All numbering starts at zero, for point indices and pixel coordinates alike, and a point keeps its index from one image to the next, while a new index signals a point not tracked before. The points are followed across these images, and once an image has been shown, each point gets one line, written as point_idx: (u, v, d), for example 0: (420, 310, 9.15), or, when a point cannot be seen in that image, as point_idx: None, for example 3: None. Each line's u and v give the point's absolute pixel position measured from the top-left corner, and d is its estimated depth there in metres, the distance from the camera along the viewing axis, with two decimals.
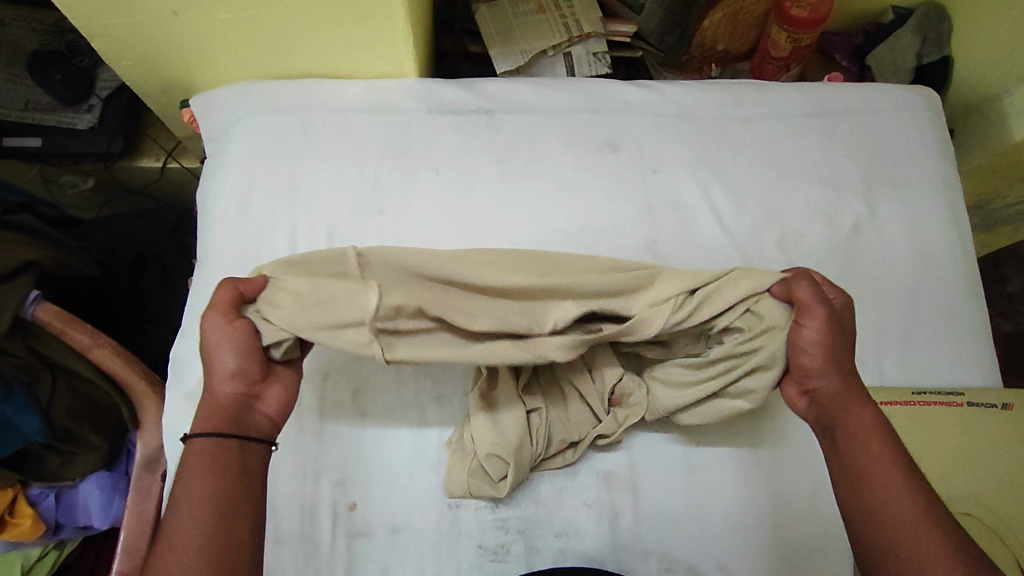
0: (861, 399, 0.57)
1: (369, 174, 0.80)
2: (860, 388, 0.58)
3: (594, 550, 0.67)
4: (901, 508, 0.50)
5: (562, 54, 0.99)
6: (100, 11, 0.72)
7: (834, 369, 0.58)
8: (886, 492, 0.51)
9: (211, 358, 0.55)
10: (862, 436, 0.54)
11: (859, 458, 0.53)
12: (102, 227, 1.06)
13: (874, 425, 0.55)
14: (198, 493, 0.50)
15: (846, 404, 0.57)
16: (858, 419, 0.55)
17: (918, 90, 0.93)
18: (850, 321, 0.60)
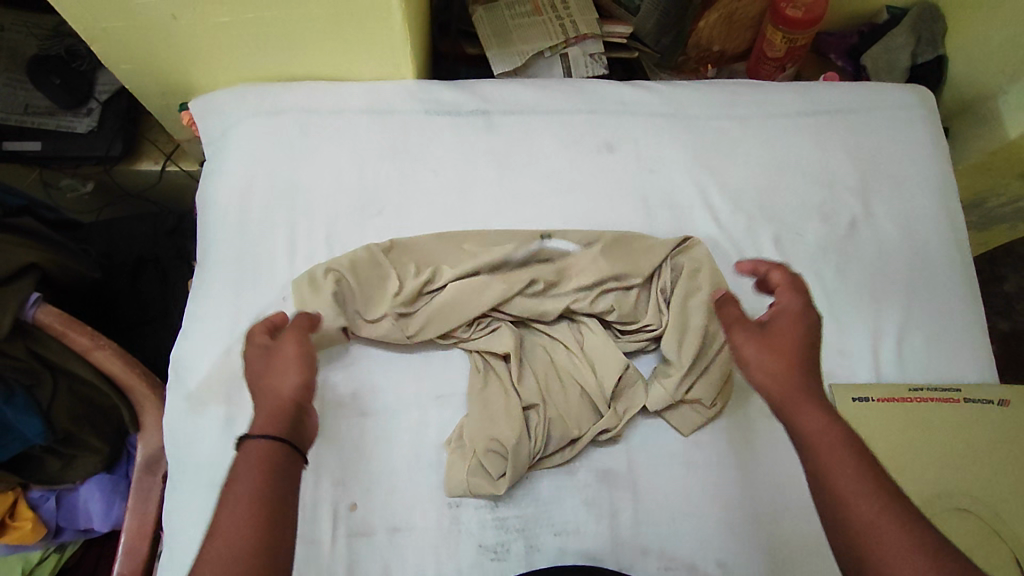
0: (806, 396, 0.54)
1: (368, 175, 0.81)
2: (811, 389, 0.55)
3: (594, 548, 0.67)
4: (862, 509, 0.47)
5: (559, 55, 1.00)
6: (100, 14, 0.73)
7: (777, 375, 0.56)
8: (845, 491, 0.48)
9: (278, 370, 0.59)
10: (812, 437, 0.52)
11: (813, 463, 0.51)
12: (102, 230, 1.06)
13: (822, 422, 0.52)
14: (238, 497, 0.49)
15: (794, 404, 0.54)
16: (805, 419, 0.53)
17: (913, 88, 0.93)
18: (788, 325, 0.60)
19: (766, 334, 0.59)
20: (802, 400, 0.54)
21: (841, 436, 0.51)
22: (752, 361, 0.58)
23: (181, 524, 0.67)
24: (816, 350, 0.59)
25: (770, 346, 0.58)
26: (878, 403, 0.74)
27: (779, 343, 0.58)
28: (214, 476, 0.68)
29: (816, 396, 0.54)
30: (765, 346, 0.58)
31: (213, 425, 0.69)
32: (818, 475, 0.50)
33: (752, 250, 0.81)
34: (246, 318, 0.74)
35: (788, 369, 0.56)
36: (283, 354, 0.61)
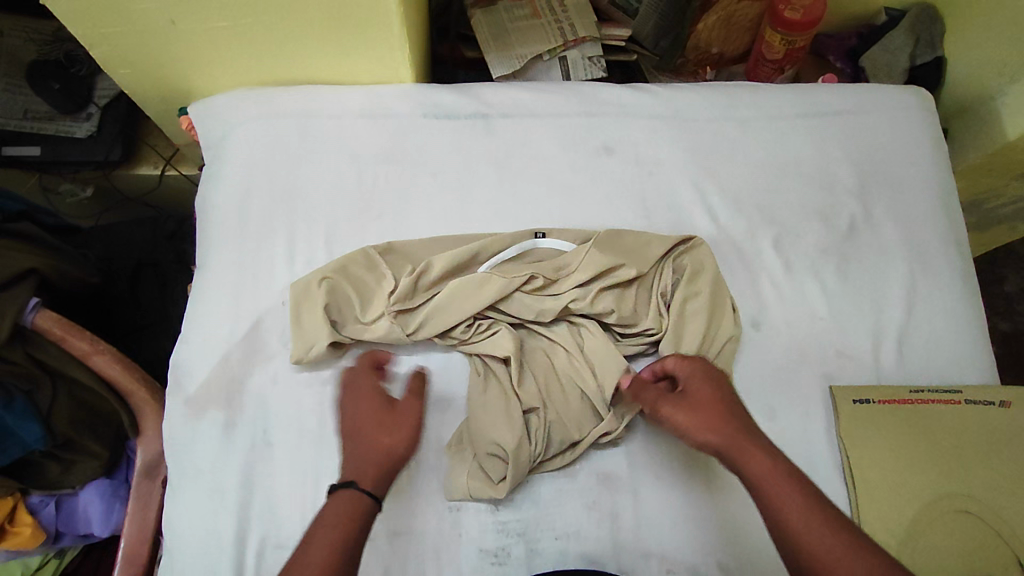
0: (751, 448, 0.57)
1: (367, 179, 0.81)
2: (750, 443, 0.57)
3: (595, 551, 0.66)
4: (830, 551, 0.50)
5: (557, 58, 1.00)
6: (99, 19, 0.73)
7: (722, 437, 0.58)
8: (810, 538, 0.51)
9: (386, 424, 0.60)
10: (766, 488, 0.54)
11: (775, 515, 0.53)
12: (102, 236, 1.07)
13: (773, 471, 0.55)
14: (328, 546, 0.52)
15: (742, 456, 0.56)
16: (759, 471, 0.55)
17: (912, 90, 0.93)
18: (702, 387, 0.62)
19: (690, 395, 0.61)
20: (747, 450, 0.57)
21: (790, 480, 0.55)
22: (689, 428, 0.59)
23: (181, 529, 0.67)
24: (736, 397, 0.62)
25: (701, 408, 0.59)
26: (878, 405, 0.74)
27: (706, 403, 0.60)
28: (215, 481, 0.68)
29: (757, 444, 0.57)
30: (693, 409, 0.60)
31: (213, 429, 0.69)
32: (782, 526, 0.53)
33: (752, 253, 0.81)
34: (246, 322, 0.73)
35: (726, 424, 0.58)
36: (399, 407, 0.61)
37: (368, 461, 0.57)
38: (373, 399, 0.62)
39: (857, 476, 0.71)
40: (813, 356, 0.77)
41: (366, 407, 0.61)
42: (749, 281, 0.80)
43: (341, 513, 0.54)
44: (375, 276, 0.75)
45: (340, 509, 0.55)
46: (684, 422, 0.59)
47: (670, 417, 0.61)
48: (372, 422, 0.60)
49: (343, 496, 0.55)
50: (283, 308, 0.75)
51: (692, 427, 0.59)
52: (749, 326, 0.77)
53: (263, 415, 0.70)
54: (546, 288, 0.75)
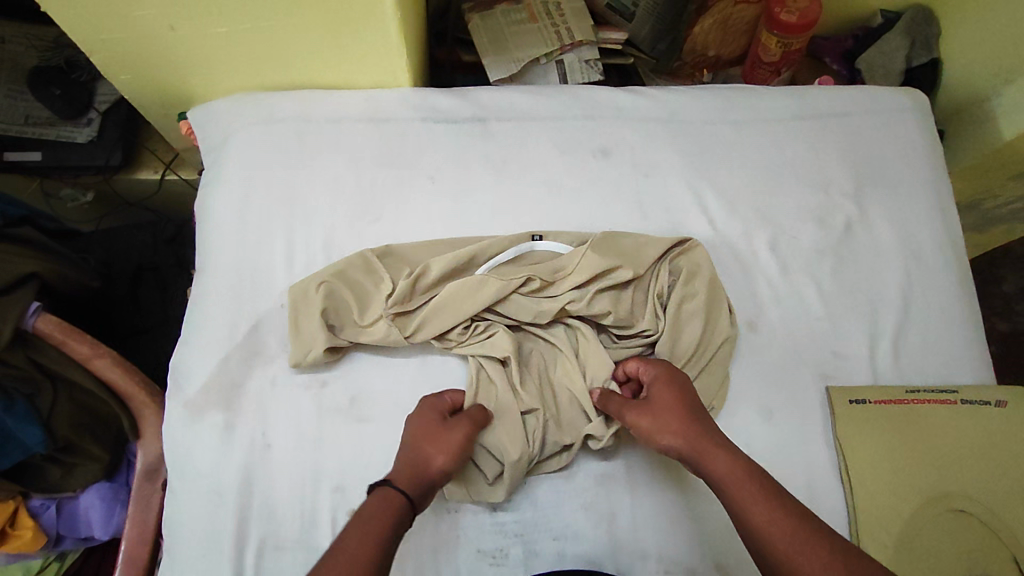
0: (709, 447, 0.59)
1: (365, 182, 0.81)
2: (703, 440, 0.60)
3: (592, 552, 0.67)
4: (783, 540, 0.52)
5: (554, 62, 1.00)
6: (99, 26, 0.73)
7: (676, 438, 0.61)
8: (765, 529, 0.53)
9: (437, 441, 0.63)
10: (722, 484, 0.57)
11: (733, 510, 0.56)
12: (102, 240, 1.06)
13: (731, 466, 0.57)
14: (366, 535, 0.52)
15: (703, 455, 0.59)
16: (716, 469, 0.58)
17: (907, 91, 0.93)
18: (661, 391, 0.65)
19: (650, 402, 0.65)
20: (706, 449, 0.59)
21: (746, 472, 0.57)
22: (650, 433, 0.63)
23: (181, 531, 0.67)
24: (698, 400, 0.65)
25: (659, 411, 0.63)
26: (875, 405, 0.74)
27: (666, 407, 0.64)
28: (214, 483, 0.68)
29: (714, 442, 0.60)
30: (656, 414, 0.63)
31: (212, 432, 0.70)
32: (741, 521, 0.55)
33: (748, 254, 0.82)
34: (244, 325, 0.74)
35: (686, 427, 0.61)
36: (450, 430, 0.64)
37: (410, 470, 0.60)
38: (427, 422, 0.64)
39: (854, 476, 0.72)
40: (809, 356, 0.77)
41: (418, 427, 0.64)
42: (746, 283, 0.80)
43: (378, 507, 0.55)
44: (372, 279, 0.75)
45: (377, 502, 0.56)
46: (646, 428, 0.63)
47: (631, 422, 0.64)
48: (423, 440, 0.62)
49: (383, 493, 0.56)
50: (282, 311, 0.75)
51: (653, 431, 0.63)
52: (745, 327, 0.78)
53: (262, 418, 0.70)
54: (543, 290, 0.75)
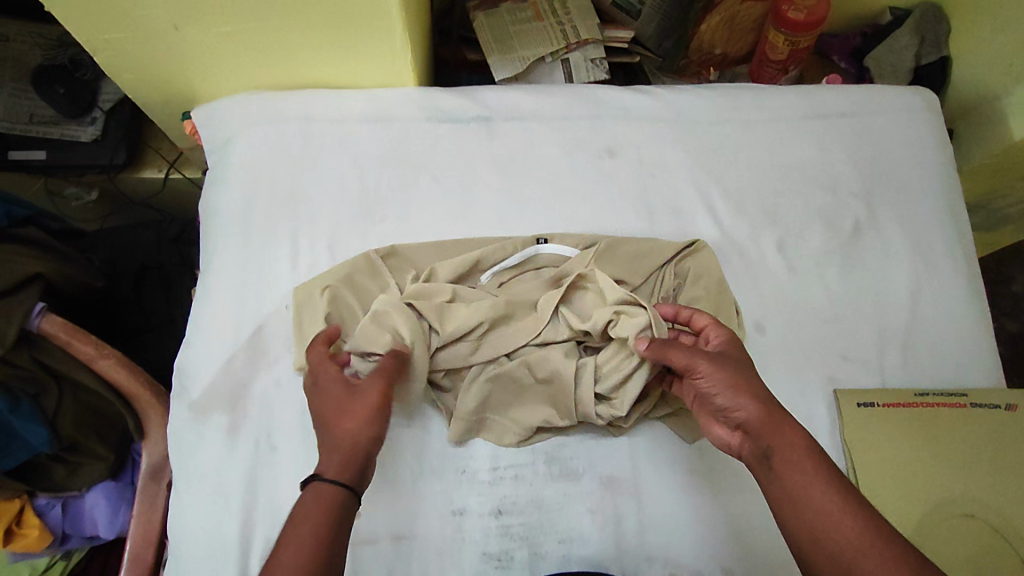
0: (784, 420, 0.56)
1: (369, 182, 0.81)
2: (779, 408, 0.57)
3: (598, 555, 0.66)
4: (845, 526, 0.50)
5: (560, 60, 1.00)
6: (103, 25, 0.73)
7: (750, 396, 0.57)
8: (828, 509, 0.51)
9: (349, 412, 0.58)
10: (790, 458, 0.54)
11: (795, 489, 0.53)
12: (106, 237, 1.05)
13: (803, 446, 0.54)
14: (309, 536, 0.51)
15: (772, 428, 0.56)
16: (788, 445, 0.55)
17: (916, 90, 0.93)
18: (736, 353, 0.62)
19: (723, 359, 0.60)
20: (778, 423, 0.56)
21: (817, 455, 0.54)
22: (726, 386, 0.58)
23: (186, 532, 0.67)
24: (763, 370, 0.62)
25: (737, 369, 0.60)
26: (883, 408, 0.74)
27: (740, 368, 0.60)
28: (220, 483, 0.68)
29: (789, 416, 0.57)
30: (732, 371, 0.59)
31: (217, 432, 0.70)
32: (797, 500, 0.53)
33: (756, 255, 0.81)
34: (249, 325, 0.74)
35: (764, 392, 0.58)
36: (360, 393, 0.60)
37: (336, 452, 0.56)
38: (326, 403, 0.60)
39: (862, 479, 0.71)
40: (816, 357, 0.77)
41: (329, 413, 0.59)
42: (752, 282, 0.79)
43: (315, 508, 0.53)
44: (376, 283, 0.75)
45: (302, 505, 0.54)
46: (722, 378, 0.59)
47: (700, 372, 0.60)
48: (329, 422, 0.59)
49: (314, 490, 0.54)
50: (286, 311, 0.75)
51: (723, 389, 0.58)
52: (752, 329, 0.77)
53: (267, 419, 0.70)
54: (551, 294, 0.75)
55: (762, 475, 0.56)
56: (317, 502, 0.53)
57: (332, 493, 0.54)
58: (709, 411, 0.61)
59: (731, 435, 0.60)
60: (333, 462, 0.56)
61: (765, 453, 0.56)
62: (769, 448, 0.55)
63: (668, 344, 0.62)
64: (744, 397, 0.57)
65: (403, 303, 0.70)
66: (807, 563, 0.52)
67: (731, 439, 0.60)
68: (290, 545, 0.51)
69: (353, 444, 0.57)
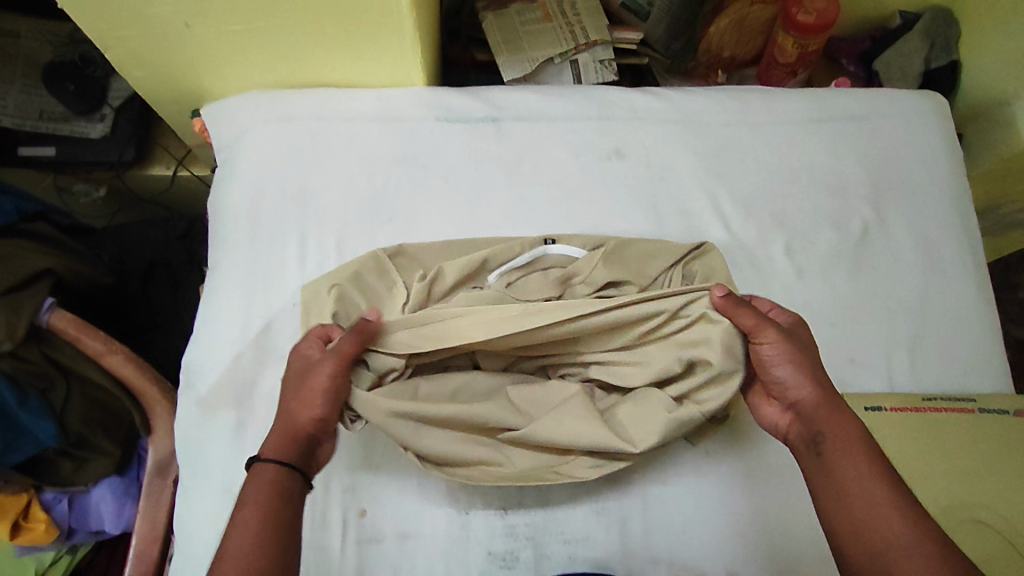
0: (844, 411, 0.58)
1: (379, 181, 0.81)
2: (839, 402, 0.59)
3: (604, 556, 0.66)
4: (890, 518, 0.51)
5: (568, 61, 0.99)
6: (115, 22, 0.73)
7: (813, 382, 0.60)
8: (874, 499, 0.52)
9: (304, 395, 0.60)
10: (845, 446, 0.56)
11: (842, 475, 0.54)
12: (114, 235, 1.07)
13: (858, 437, 0.56)
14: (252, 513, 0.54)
15: (829, 415, 0.58)
16: (846, 434, 0.56)
17: (928, 94, 0.93)
18: (807, 339, 0.64)
19: (794, 339, 0.62)
20: (836, 411, 0.58)
21: (873, 450, 0.55)
22: (789, 364, 0.61)
23: (192, 529, 0.67)
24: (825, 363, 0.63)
25: (802, 353, 0.62)
26: (892, 412, 0.73)
27: (805, 353, 0.62)
28: (226, 480, 0.68)
29: (847, 410, 0.59)
30: (798, 352, 0.61)
31: (224, 430, 0.70)
32: (841, 486, 0.54)
33: (764, 258, 0.81)
34: (256, 323, 0.74)
35: (825, 382, 0.60)
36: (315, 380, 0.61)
37: (282, 438, 0.58)
38: (292, 384, 0.62)
39: None
40: (824, 360, 0.76)
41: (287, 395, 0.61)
42: (761, 286, 0.79)
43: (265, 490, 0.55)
44: (385, 282, 0.75)
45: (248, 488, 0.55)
46: (786, 356, 0.61)
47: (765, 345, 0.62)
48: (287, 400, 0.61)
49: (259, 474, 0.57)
50: (294, 310, 0.75)
51: (786, 364, 0.61)
52: None
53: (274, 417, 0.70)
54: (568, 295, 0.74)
55: (810, 458, 0.58)
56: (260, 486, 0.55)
57: (273, 476, 0.56)
58: (763, 390, 0.64)
59: (782, 415, 0.62)
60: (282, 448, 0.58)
61: (816, 437, 0.58)
62: (823, 430, 0.57)
63: (737, 304, 0.64)
64: (806, 378, 0.60)
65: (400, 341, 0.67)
66: (838, 549, 0.53)
67: (781, 420, 0.62)
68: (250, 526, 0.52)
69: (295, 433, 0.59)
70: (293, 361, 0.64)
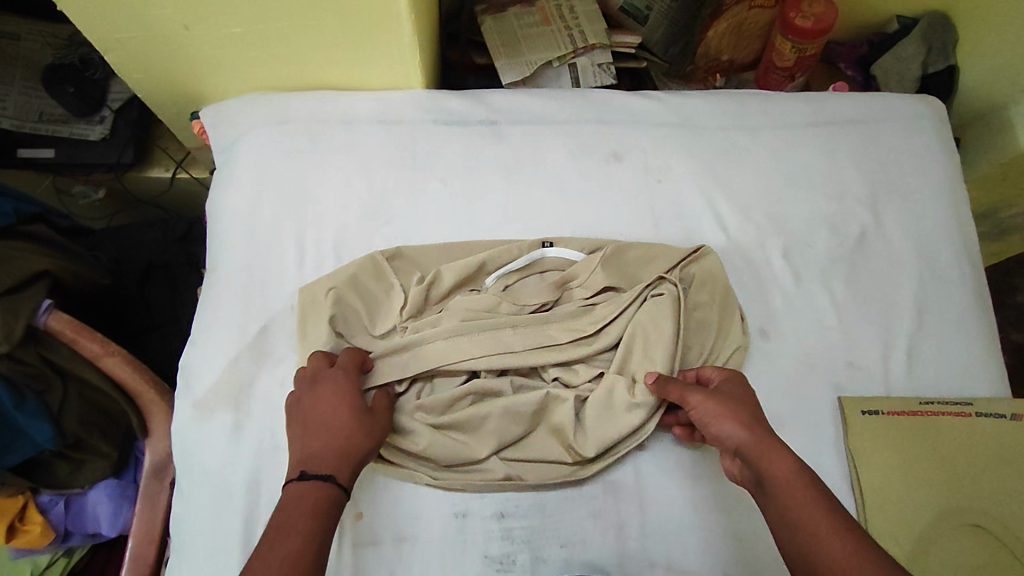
0: (775, 445, 0.58)
1: (377, 183, 0.81)
2: (772, 437, 0.59)
3: (601, 560, 0.66)
4: (831, 541, 0.50)
5: (567, 65, 1.00)
6: (115, 25, 0.74)
7: (740, 427, 0.60)
8: (818, 527, 0.51)
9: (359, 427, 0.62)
10: (785, 481, 0.55)
11: (786, 511, 0.53)
12: (112, 236, 1.07)
13: (791, 471, 0.55)
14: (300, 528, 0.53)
15: (763, 453, 0.57)
16: (779, 470, 0.56)
17: (925, 99, 0.93)
18: (734, 390, 0.65)
19: (717, 392, 0.63)
20: (768, 446, 0.58)
21: (808, 480, 0.55)
22: (715, 416, 0.61)
23: (189, 530, 0.67)
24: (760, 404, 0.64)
25: (726, 402, 0.62)
26: (889, 416, 0.73)
27: (729, 402, 0.62)
28: (222, 482, 0.68)
29: (782, 445, 0.58)
30: (722, 401, 0.62)
31: (221, 432, 0.70)
32: (791, 525, 0.52)
33: (762, 261, 0.81)
34: (254, 326, 0.74)
35: (755, 423, 0.60)
36: (369, 418, 0.63)
37: (349, 463, 0.59)
38: (345, 400, 0.63)
39: (867, 487, 0.71)
40: (821, 364, 0.76)
41: (349, 414, 0.62)
42: (759, 289, 0.79)
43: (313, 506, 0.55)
44: (382, 285, 0.75)
45: (310, 504, 0.55)
46: (712, 410, 0.62)
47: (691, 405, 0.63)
48: (340, 418, 0.62)
49: (304, 488, 0.56)
50: (292, 311, 0.75)
51: (714, 417, 0.61)
52: (757, 335, 0.77)
53: (272, 420, 0.70)
54: (566, 301, 0.76)
55: (763, 503, 0.56)
56: (321, 504, 0.56)
57: (338, 500, 0.57)
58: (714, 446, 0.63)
59: (734, 465, 0.61)
60: (344, 470, 0.59)
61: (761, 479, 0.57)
62: (761, 473, 0.57)
63: (667, 380, 0.67)
64: (733, 426, 0.60)
65: (396, 354, 0.70)
66: None
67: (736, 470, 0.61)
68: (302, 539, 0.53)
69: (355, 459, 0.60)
70: (334, 376, 0.65)
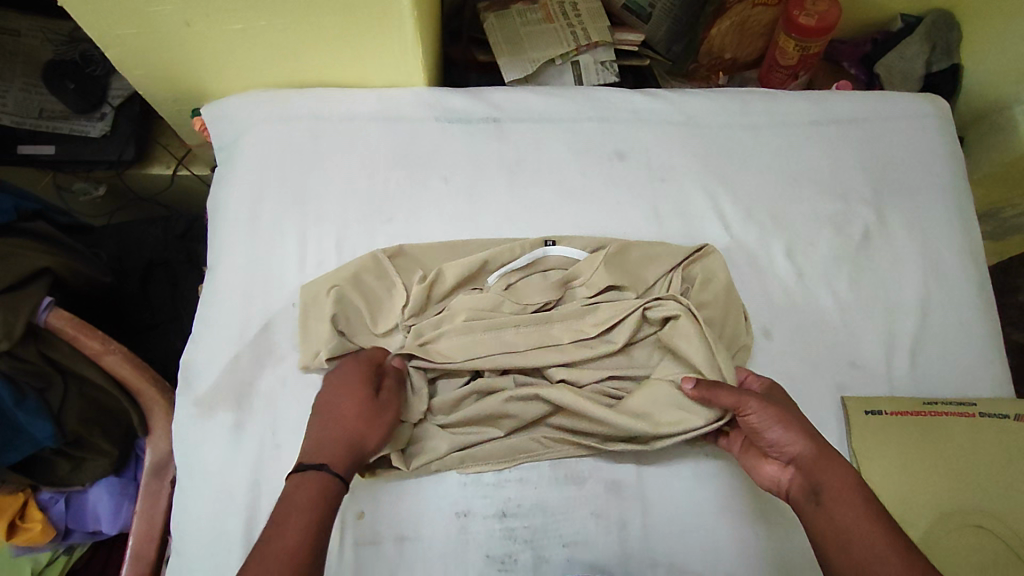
0: (837, 457, 0.57)
1: (379, 182, 0.81)
2: (831, 448, 0.58)
3: (603, 559, 0.66)
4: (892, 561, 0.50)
5: (570, 62, 0.99)
6: (117, 22, 0.73)
7: (802, 435, 0.59)
8: (873, 537, 0.52)
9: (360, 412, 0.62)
10: (844, 493, 0.55)
11: (842, 520, 0.54)
12: (113, 234, 1.06)
13: (853, 482, 0.55)
14: (298, 523, 0.53)
15: (824, 464, 0.57)
16: (842, 481, 0.55)
17: (928, 98, 0.92)
18: (783, 398, 0.63)
19: (773, 397, 0.61)
20: (830, 457, 0.57)
21: (868, 493, 0.55)
22: (774, 422, 0.59)
23: (189, 528, 0.67)
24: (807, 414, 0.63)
25: (784, 408, 0.60)
26: (890, 416, 0.73)
27: (787, 409, 0.61)
28: (223, 481, 0.68)
29: (838, 456, 0.58)
30: (780, 408, 0.60)
31: (223, 429, 0.70)
32: (846, 536, 0.53)
33: (764, 260, 0.81)
34: (255, 324, 0.74)
35: (813, 432, 0.59)
36: (377, 405, 0.63)
37: (348, 449, 0.59)
38: (351, 389, 0.63)
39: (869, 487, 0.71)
40: (824, 363, 0.76)
41: (351, 399, 0.62)
42: (762, 289, 0.79)
43: (311, 497, 0.55)
44: (383, 283, 0.75)
45: (308, 494, 0.55)
46: (772, 415, 0.60)
47: (745, 411, 0.61)
48: (345, 407, 0.62)
49: (302, 479, 0.56)
50: (294, 310, 0.75)
51: (774, 423, 0.59)
52: (760, 334, 0.77)
53: (273, 418, 0.70)
54: (567, 300, 0.76)
55: (811, 510, 0.56)
56: (319, 497, 0.55)
57: (336, 489, 0.57)
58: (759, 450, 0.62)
59: (783, 472, 0.60)
60: (341, 459, 0.59)
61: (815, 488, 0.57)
62: (819, 482, 0.56)
63: (714, 384, 0.62)
64: (796, 433, 0.59)
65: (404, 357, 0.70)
66: None
67: (782, 477, 0.60)
68: (300, 533, 0.52)
69: (353, 445, 0.60)
70: (343, 366, 0.65)
